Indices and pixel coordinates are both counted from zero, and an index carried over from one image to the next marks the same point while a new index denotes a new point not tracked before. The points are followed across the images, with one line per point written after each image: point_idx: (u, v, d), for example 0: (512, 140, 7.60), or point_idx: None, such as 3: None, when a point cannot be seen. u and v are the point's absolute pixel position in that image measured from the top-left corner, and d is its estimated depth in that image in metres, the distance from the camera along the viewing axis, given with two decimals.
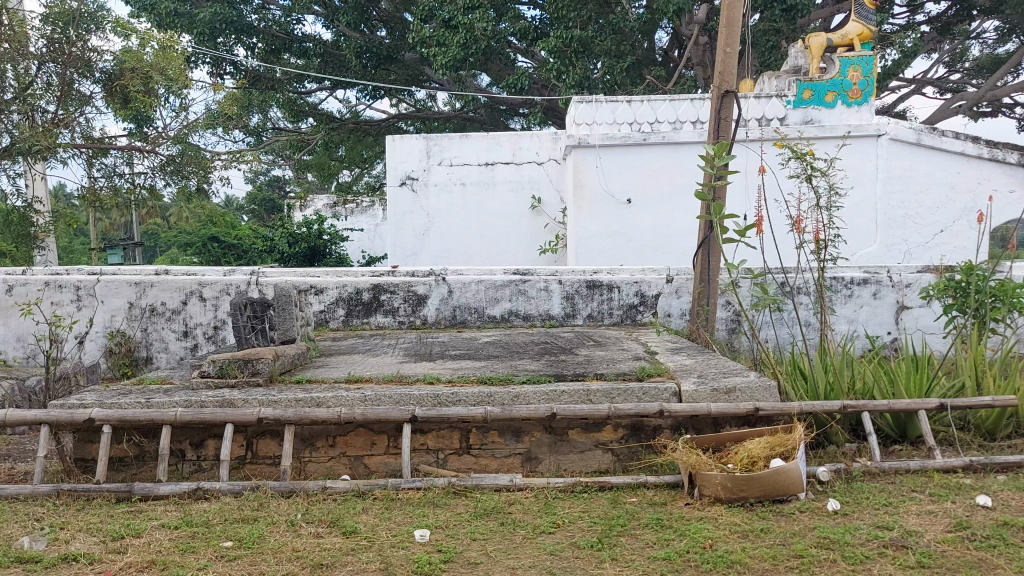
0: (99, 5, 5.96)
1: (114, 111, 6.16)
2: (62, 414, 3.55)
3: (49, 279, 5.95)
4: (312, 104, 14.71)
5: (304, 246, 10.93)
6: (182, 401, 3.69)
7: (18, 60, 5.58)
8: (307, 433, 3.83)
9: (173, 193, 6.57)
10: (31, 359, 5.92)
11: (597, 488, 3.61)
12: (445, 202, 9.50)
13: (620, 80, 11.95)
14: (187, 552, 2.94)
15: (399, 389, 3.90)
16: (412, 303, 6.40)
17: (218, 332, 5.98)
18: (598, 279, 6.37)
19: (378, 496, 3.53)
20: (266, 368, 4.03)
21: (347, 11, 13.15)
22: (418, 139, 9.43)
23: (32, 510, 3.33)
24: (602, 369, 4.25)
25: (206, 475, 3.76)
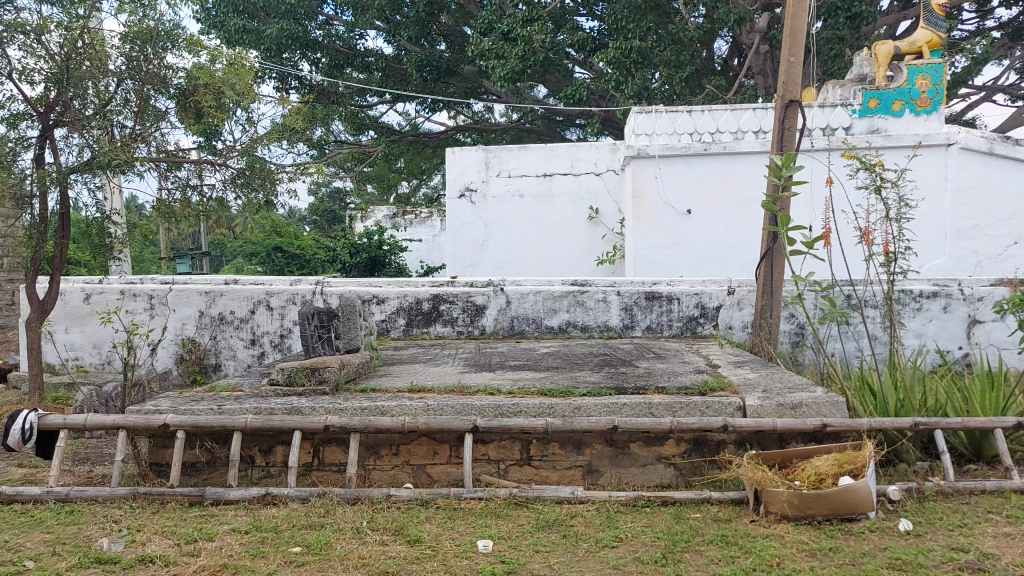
0: (175, 23, 6.04)
1: (188, 126, 6.26)
2: (138, 420, 3.66)
3: (124, 288, 6.22)
4: (373, 117, 14.94)
5: (365, 256, 11.10)
6: (253, 409, 3.77)
7: (99, 77, 5.71)
8: (371, 441, 3.88)
9: (242, 205, 6.68)
10: (110, 364, 6.26)
11: (660, 503, 3.58)
12: (503, 214, 9.57)
13: (679, 90, 11.84)
14: (257, 557, 3.01)
15: (462, 399, 3.92)
16: (470, 314, 6.44)
17: (284, 340, 6.11)
18: (657, 290, 6.33)
19: (440, 505, 3.55)
20: (332, 377, 4.10)
21: (409, 25, 13.22)
22: (477, 151, 9.58)
23: (110, 512, 3.44)
24: (664, 383, 4.21)
25: (274, 481, 3.84)
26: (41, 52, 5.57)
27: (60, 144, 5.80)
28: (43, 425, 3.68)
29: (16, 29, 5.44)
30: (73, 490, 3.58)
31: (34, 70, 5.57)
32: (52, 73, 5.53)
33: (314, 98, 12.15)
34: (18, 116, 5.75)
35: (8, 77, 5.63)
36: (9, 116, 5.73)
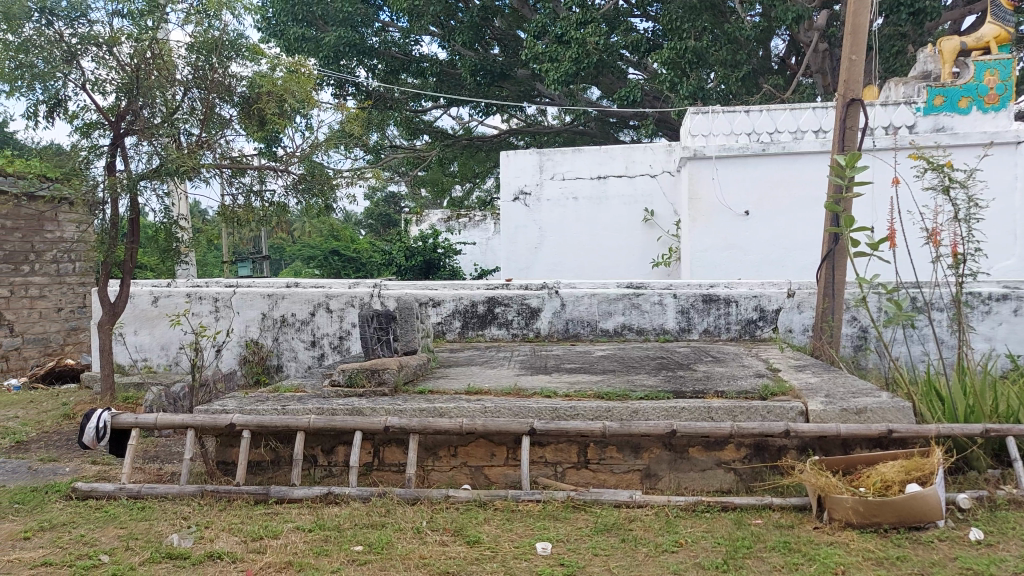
0: (239, 33, 6.19)
1: (252, 134, 6.38)
2: (205, 420, 3.76)
3: (190, 291, 6.40)
4: (428, 121, 15.09)
5: (420, 260, 11.21)
6: (315, 410, 3.85)
7: (167, 87, 5.91)
8: (430, 442, 3.92)
9: (302, 210, 6.81)
10: (177, 365, 6.44)
11: (720, 508, 3.53)
12: (557, 216, 9.57)
13: (736, 90, 11.69)
14: (321, 555, 3.06)
15: (519, 401, 3.94)
16: (525, 316, 6.46)
17: (343, 342, 6.20)
18: (715, 292, 6.26)
19: (498, 507, 3.58)
20: (391, 378, 4.17)
21: (463, 30, 13.29)
22: (532, 154, 9.63)
23: (180, 509, 3.54)
24: (723, 387, 4.16)
25: (336, 480, 3.91)
26: (113, 63, 5.77)
27: (130, 152, 6.00)
28: (116, 424, 3.81)
29: (90, 42, 5.65)
30: (144, 487, 3.69)
31: (106, 80, 5.77)
32: (122, 83, 5.69)
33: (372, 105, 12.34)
34: (90, 126, 5.97)
35: (81, 88, 5.84)
36: (82, 125, 5.96)
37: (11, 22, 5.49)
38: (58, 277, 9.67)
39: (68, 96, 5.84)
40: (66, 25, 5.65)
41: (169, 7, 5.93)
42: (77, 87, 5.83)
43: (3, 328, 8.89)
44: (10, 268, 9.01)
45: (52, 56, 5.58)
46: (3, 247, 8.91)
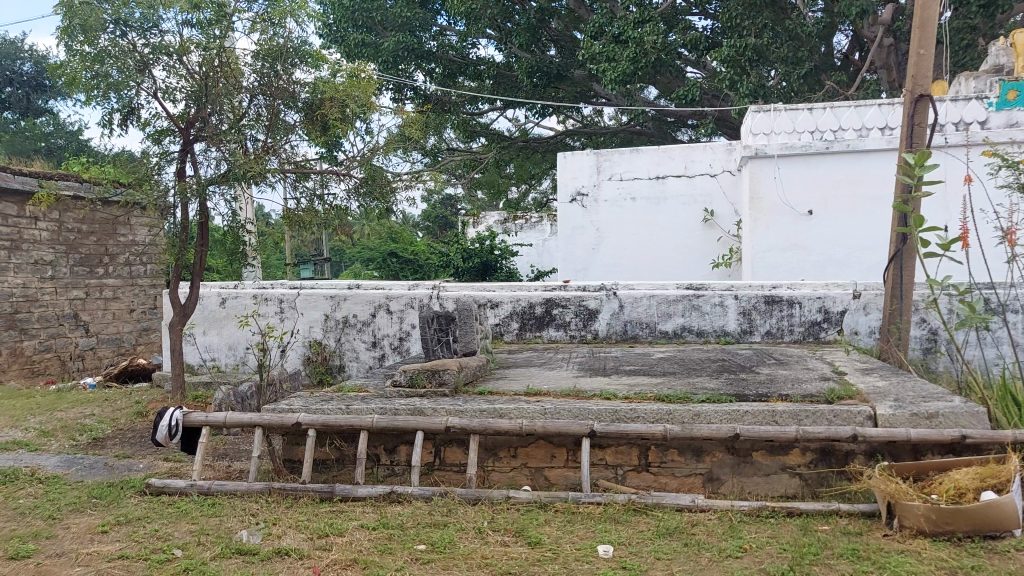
0: (303, 40, 6.28)
1: (315, 139, 6.48)
2: (272, 419, 3.85)
3: (256, 292, 6.56)
4: (484, 124, 15.17)
5: (477, 261, 11.28)
6: (378, 410, 3.91)
7: (234, 94, 6.08)
8: (490, 443, 3.94)
9: (363, 212, 6.91)
10: (245, 364, 6.63)
11: (785, 514, 3.47)
12: (614, 217, 9.53)
13: (797, 88, 11.48)
14: (385, 553, 3.11)
15: (579, 403, 3.93)
16: (583, 318, 6.46)
17: (403, 343, 6.29)
18: (777, 294, 6.16)
19: (559, 508, 3.57)
20: (451, 379, 4.21)
21: (520, 32, 13.33)
22: (589, 155, 9.61)
23: (248, 506, 3.63)
24: (788, 390, 4.08)
25: (399, 479, 3.96)
26: (183, 71, 5.98)
27: (199, 157, 6.18)
28: (187, 422, 3.93)
29: (161, 51, 5.85)
30: (214, 484, 3.80)
31: (177, 89, 5.97)
32: (192, 92, 5.94)
33: (431, 108, 12.52)
34: (162, 132, 6.18)
35: (153, 96, 6.04)
36: (154, 132, 6.16)
37: (88, 34, 5.71)
38: (131, 279, 10.01)
39: (141, 104, 6.05)
40: (139, 36, 5.83)
41: (236, 16, 6.07)
42: (149, 95, 6.02)
43: (79, 328, 9.24)
44: (86, 270, 9.35)
45: (126, 65, 5.80)
46: (79, 250, 9.25)
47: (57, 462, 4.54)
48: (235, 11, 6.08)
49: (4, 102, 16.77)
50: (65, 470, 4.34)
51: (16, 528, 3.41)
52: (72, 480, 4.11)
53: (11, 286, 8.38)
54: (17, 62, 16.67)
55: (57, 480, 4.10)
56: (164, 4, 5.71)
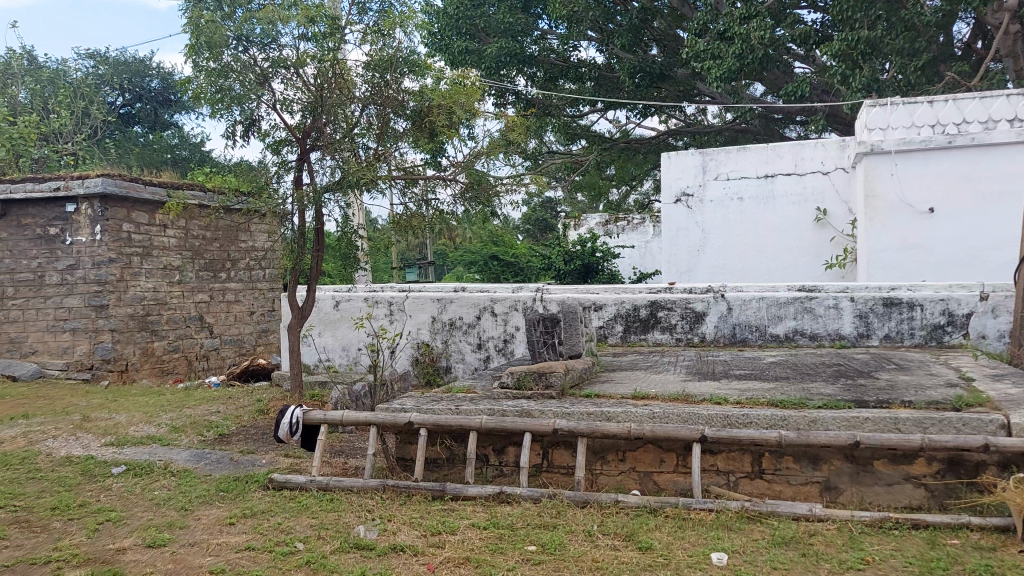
0: (412, 49, 6.42)
1: (422, 145, 6.56)
2: (386, 417, 3.97)
3: (368, 296, 6.80)
4: (585, 126, 15.18)
5: (578, 263, 11.27)
6: (487, 410, 3.96)
7: (347, 103, 6.30)
8: (598, 446, 3.93)
9: (468, 216, 7.01)
10: (358, 364, 6.87)
11: (909, 526, 3.31)
12: (720, 218, 9.37)
13: (914, 80, 10.97)
14: (496, 552, 3.15)
15: (688, 408, 3.87)
16: (690, 320, 6.41)
17: (508, 345, 6.37)
18: (896, 296, 5.90)
19: (669, 514, 3.52)
20: (557, 382, 4.23)
21: (622, 33, 13.19)
22: (694, 155, 9.49)
23: (364, 502, 3.76)
24: (911, 396, 3.90)
25: (507, 480, 4.01)
26: (299, 84, 6.25)
27: (315, 166, 6.42)
28: (307, 420, 4.10)
29: (279, 65, 6.12)
30: (332, 480, 3.94)
31: (294, 100, 6.25)
32: (308, 102, 6.19)
33: (534, 112, 12.58)
34: (280, 142, 6.45)
35: (273, 108, 6.32)
36: (273, 143, 6.44)
37: (214, 51, 6.03)
38: (251, 283, 10.48)
39: (261, 116, 6.34)
40: (260, 50, 6.12)
41: (348, 29, 6.29)
42: (269, 107, 6.31)
43: (203, 329, 9.75)
44: (210, 275, 9.86)
45: (247, 80, 6.10)
46: (204, 255, 9.76)
47: (187, 456, 4.81)
48: (346, 24, 6.30)
49: (135, 117, 17.88)
50: (195, 464, 4.59)
51: (153, 518, 3.63)
52: (201, 474, 4.35)
53: (143, 290, 8.93)
54: (146, 78, 17.75)
55: (188, 474, 4.33)
56: (282, 19, 5.95)
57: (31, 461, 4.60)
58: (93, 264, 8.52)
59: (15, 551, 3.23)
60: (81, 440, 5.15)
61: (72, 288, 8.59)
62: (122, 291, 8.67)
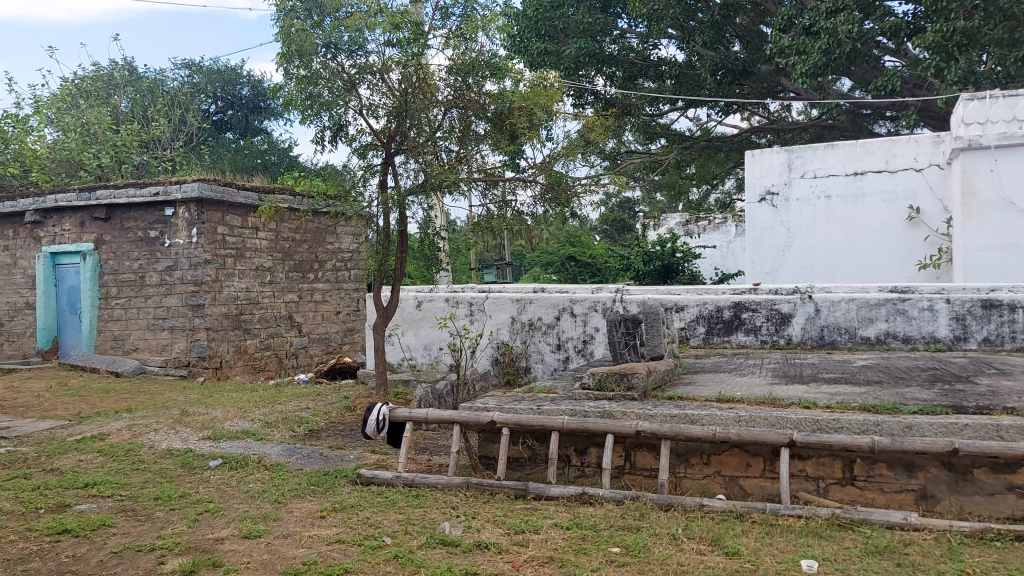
0: (494, 52, 6.45)
1: (502, 148, 6.58)
2: (469, 416, 4.02)
3: (449, 296, 6.90)
4: (664, 125, 15.00)
5: (658, 264, 11.19)
6: (569, 411, 3.97)
7: (430, 107, 6.42)
8: (681, 448, 3.89)
9: (547, 217, 7.00)
10: (440, 363, 6.99)
11: (1013, 538, 3.16)
12: (806, 217, 9.17)
13: (1015, 72, 10.45)
14: (581, 552, 3.15)
15: (775, 411, 3.79)
16: (775, 322, 6.30)
17: (588, 346, 6.35)
18: (996, 297, 5.70)
19: (756, 519, 3.46)
20: (640, 383, 4.21)
21: (703, 30, 12.87)
22: (779, 153, 9.35)
23: (448, 499, 3.83)
24: (1014, 403, 3.72)
25: (590, 481, 4.01)
26: (385, 89, 6.40)
27: (400, 170, 6.56)
28: (393, 417, 4.19)
29: (366, 71, 6.28)
30: (417, 477, 4.04)
31: (379, 105, 6.39)
32: (393, 107, 6.29)
33: (615, 111, 12.53)
34: (366, 147, 6.60)
35: (359, 113, 6.48)
36: (359, 147, 6.59)
37: (304, 58, 6.21)
38: (337, 284, 10.74)
39: (348, 121, 6.50)
40: (347, 57, 6.27)
41: (431, 34, 6.38)
42: (355, 113, 6.47)
43: (293, 328, 10.05)
44: (299, 276, 10.15)
45: (335, 86, 6.28)
46: (294, 257, 10.07)
47: (280, 451, 4.97)
48: (430, 29, 6.40)
49: (226, 124, 18.61)
50: (287, 458, 4.75)
51: (248, 510, 3.77)
52: (293, 468, 4.50)
53: (236, 290, 9.26)
54: (237, 86, 18.45)
55: (281, 467, 4.49)
56: (369, 26, 6.11)
57: (136, 452, 4.83)
58: (190, 265, 8.90)
59: (123, 538, 3.41)
60: (181, 433, 5.39)
61: (170, 288, 8.99)
62: (217, 291, 9.02)
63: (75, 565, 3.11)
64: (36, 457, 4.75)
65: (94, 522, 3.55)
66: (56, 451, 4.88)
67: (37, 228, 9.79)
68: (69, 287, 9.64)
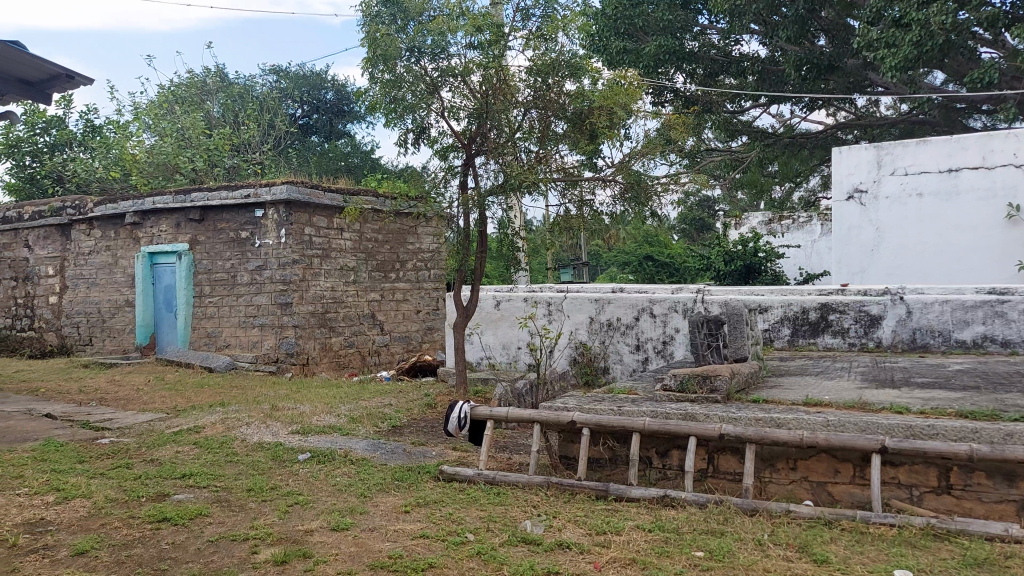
0: (574, 52, 6.45)
1: (581, 148, 6.52)
2: (549, 416, 4.05)
3: (527, 296, 6.95)
4: (746, 122, 14.70)
5: (740, 264, 11.01)
6: (650, 413, 3.94)
7: (511, 108, 6.48)
8: (766, 453, 3.81)
9: (625, 217, 6.95)
10: (519, 362, 7.05)
11: None
12: (897, 214, 9.11)
13: None
14: (663, 556, 3.13)
15: (866, 416, 3.67)
16: (864, 324, 6.11)
17: (667, 347, 6.28)
18: None
19: (846, 527, 3.37)
20: (723, 386, 4.14)
21: (788, 26, 12.51)
22: (868, 149, 9.32)
23: (529, 497, 3.86)
24: None
25: (672, 483, 3.97)
26: (466, 91, 6.49)
27: (480, 171, 6.63)
28: (474, 415, 4.25)
29: (448, 73, 6.38)
30: (499, 475, 4.09)
31: (461, 107, 6.49)
32: (475, 109, 6.38)
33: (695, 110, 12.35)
34: (447, 148, 6.70)
35: (441, 116, 6.59)
36: (441, 148, 6.69)
37: (389, 63, 6.34)
38: (418, 282, 10.89)
39: (430, 123, 6.61)
40: (430, 60, 6.37)
41: (512, 36, 6.42)
42: (437, 115, 6.58)
43: (375, 326, 10.27)
44: (381, 275, 10.35)
45: (418, 90, 6.40)
46: (376, 257, 10.27)
47: (365, 446, 5.09)
48: (511, 31, 6.46)
49: (312, 127, 19.15)
50: (372, 453, 4.87)
51: (336, 503, 3.88)
52: (378, 463, 4.61)
53: (322, 289, 9.51)
54: (322, 90, 18.99)
55: (367, 462, 4.60)
56: (452, 29, 6.20)
57: (229, 445, 5.02)
58: (279, 265, 9.19)
59: (219, 527, 3.55)
60: (271, 427, 5.58)
61: (260, 286, 9.30)
62: (304, 289, 9.28)
63: (175, 552, 3.26)
64: (138, 448, 4.99)
65: (191, 511, 3.71)
66: (156, 443, 5.12)
67: (136, 229, 10.27)
68: (165, 286, 10.09)
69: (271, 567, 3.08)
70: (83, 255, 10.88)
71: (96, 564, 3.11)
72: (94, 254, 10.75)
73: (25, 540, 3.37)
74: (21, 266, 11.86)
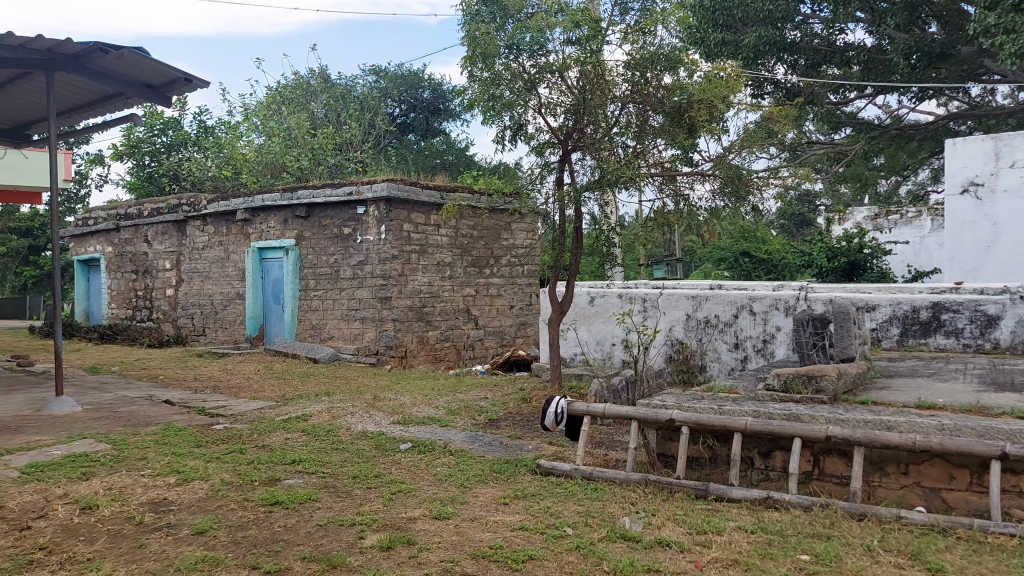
0: (674, 46, 6.40)
1: (679, 141, 6.42)
2: (648, 413, 4.03)
3: (622, 292, 6.95)
4: (851, 113, 14.19)
5: (843, 260, 10.73)
6: (752, 412, 3.88)
7: (608, 103, 6.46)
8: (876, 457, 3.69)
9: (725, 212, 6.82)
10: (614, 358, 7.06)
11: None
12: (1015, 209, 8.65)
13: None
14: (766, 558, 3.08)
15: (984, 421, 3.51)
16: (980, 325, 5.83)
17: (767, 345, 6.13)
18: None
19: (962, 535, 3.23)
20: (830, 387, 4.03)
21: (896, 13, 11.95)
22: (985, 141, 8.93)
23: (628, 494, 3.86)
24: None
25: (774, 485, 3.90)
26: (563, 87, 6.51)
27: (576, 166, 6.64)
28: (571, 410, 4.27)
29: (546, 70, 6.41)
30: (596, 470, 4.10)
31: (557, 103, 6.52)
32: (572, 105, 6.41)
33: (796, 103, 12.04)
34: (544, 144, 6.74)
35: (538, 112, 6.62)
36: (537, 145, 6.73)
37: (488, 61, 6.45)
38: (512, 278, 10.98)
39: (528, 120, 6.66)
40: (528, 57, 6.42)
41: (610, 30, 6.40)
42: (535, 112, 6.63)
43: (470, 321, 10.41)
44: (476, 271, 10.48)
45: (516, 87, 6.47)
46: (471, 252, 10.40)
47: (464, 437, 5.19)
48: (609, 25, 6.44)
49: (410, 125, 19.56)
50: (471, 445, 4.95)
51: (438, 492, 3.97)
52: (477, 455, 4.69)
53: (419, 284, 9.70)
54: (419, 90, 19.44)
55: (466, 454, 4.69)
56: (550, 26, 6.22)
57: (336, 433, 5.20)
58: (379, 261, 9.43)
59: (327, 512, 3.69)
60: (375, 417, 5.75)
61: (361, 281, 9.58)
62: (403, 284, 9.48)
63: (287, 535, 3.41)
64: (251, 434, 5.24)
65: (301, 496, 3.87)
66: (267, 429, 5.35)
67: (246, 225, 10.74)
68: (273, 280, 10.53)
69: (377, 552, 3.18)
70: (197, 250, 11.44)
71: (215, 544, 3.29)
72: (207, 249, 11.29)
73: (150, 518, 3.59)
74: (141, 260, 12.58)
